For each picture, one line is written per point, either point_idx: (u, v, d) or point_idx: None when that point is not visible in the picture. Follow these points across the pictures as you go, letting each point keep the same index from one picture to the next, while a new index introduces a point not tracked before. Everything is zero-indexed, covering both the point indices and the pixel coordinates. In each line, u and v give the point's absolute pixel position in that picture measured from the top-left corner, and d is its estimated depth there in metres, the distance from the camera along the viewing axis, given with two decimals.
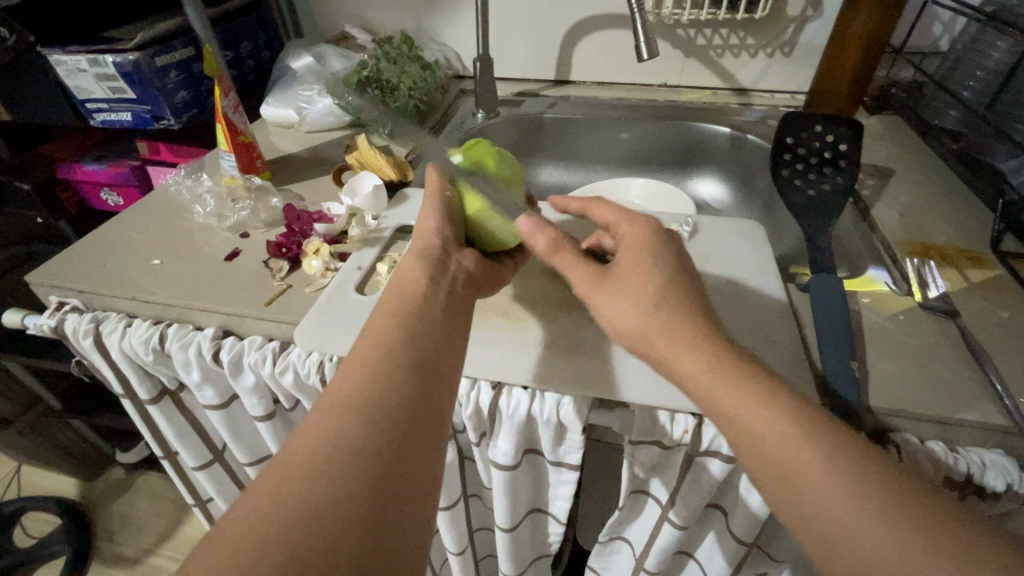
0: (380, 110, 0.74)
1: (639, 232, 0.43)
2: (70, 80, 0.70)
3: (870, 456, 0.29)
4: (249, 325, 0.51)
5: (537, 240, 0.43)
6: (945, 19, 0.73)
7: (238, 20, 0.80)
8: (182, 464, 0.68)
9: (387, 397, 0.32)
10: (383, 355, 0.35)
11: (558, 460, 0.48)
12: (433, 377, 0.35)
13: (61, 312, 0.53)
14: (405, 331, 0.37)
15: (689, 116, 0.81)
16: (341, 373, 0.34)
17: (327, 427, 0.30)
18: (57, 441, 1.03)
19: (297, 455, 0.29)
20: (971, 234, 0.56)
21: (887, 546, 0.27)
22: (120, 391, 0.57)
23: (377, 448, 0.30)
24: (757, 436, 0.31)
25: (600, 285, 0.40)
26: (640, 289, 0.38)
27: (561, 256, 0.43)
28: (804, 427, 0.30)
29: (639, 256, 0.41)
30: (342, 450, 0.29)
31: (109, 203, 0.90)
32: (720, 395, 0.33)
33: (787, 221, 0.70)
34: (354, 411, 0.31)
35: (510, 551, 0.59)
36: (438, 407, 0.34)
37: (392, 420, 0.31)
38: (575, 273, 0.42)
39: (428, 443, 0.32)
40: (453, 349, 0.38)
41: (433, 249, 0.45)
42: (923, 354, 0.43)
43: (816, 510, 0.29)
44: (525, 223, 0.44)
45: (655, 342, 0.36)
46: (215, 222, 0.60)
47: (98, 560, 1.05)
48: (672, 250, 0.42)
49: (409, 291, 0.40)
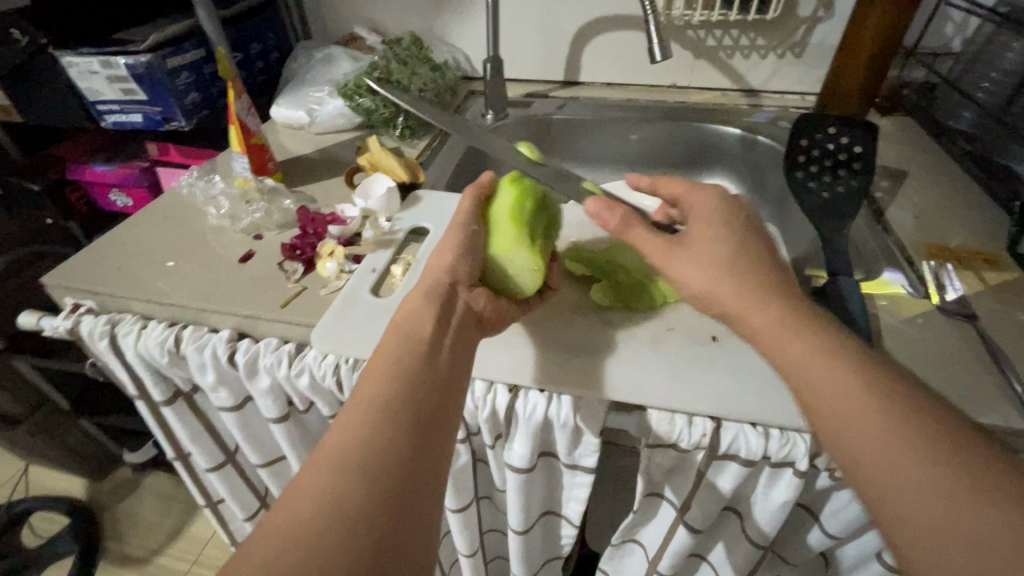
0: (391, 111, 0.74)
1: (703, 203, 0.42)
2: (83, 82, 0.71)
3: (944, 425, 0.29)
4: (264, 327, 0.50)
5: (609, 219, 0.42)
6: (958, 19, 0.72)
7: (248, 22, 0.80)
8: (193, 466, 0.68)
9: (386, 453, 0.31)
10: (382, 406, 0.33)
11: (573, 463, 0.48)
12: (434, 430, 0.33)
13: (76, 313, 0.53)
14: (406, 379, 0.35)
15: (700, 117, 0.81)
16: (338, 424, 0.32)
17: (324, 487, 0.29)
18: (66, 441, 1.03)
19: (293, 516, 0.27)
20: (988, 236, 0.56)
21: (960, 503, 0.26)
22: (134, 392, 0.58)
23: (373, 512, 0.28)
24: (831, 389, 0.31)
25: (673, 254, 0.40)
26: (710, 254, 0.38)
27: (633, 230, 0.41)
28: (886, 387, 0.31)
29: (705, 224, 0.40)
30: (337, 513, 0.28)
31: (117, 205, 0.90)
32: (798, 338, 0.34)
33: (799, 223, 0.69)
34: (352, 468, 0.29)
35: (523, 553, 0.59)
36: (435, 464, 0.32)
37: (390, 479, 0.30)
38: (645, 242, 0.41)
39: (437, 448, 0.33)
40: (460, 359, 0.39)
41: (439, 287, 0.42)
42: (942, 358, 0.43)
43: (887, 463, 0.29)
44: (592, 205, 0.42)
45: (726, 300, 0.37)
46: (229, 224, 0.60)
47: (106, 560, 1.05)
48: (741, 216, 0.41)
49: (413, 333, 0.39)
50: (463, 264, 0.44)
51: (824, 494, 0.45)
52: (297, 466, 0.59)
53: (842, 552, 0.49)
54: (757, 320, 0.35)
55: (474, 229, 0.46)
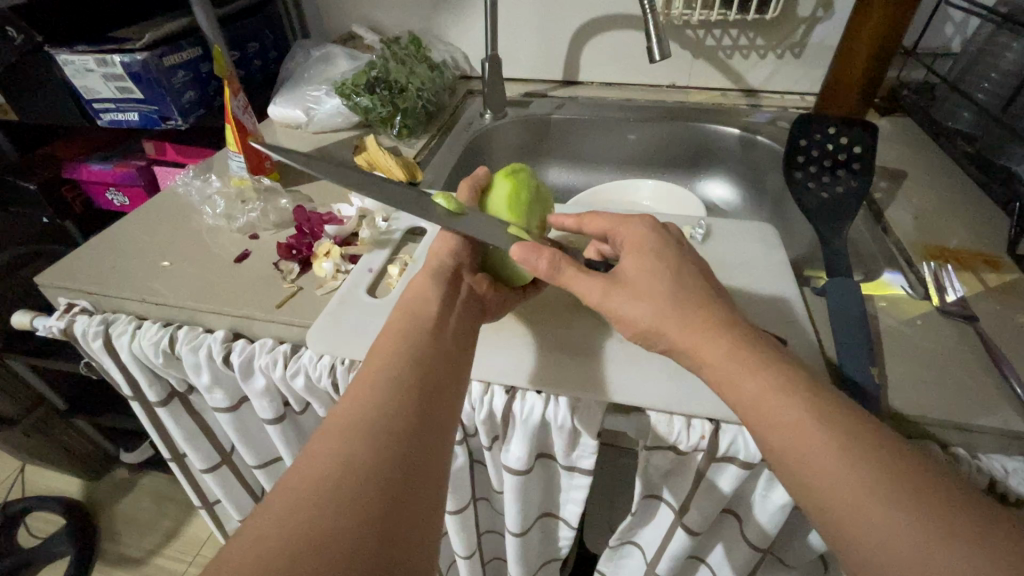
0: (389, 111, 0.73)
1: (633, 233, 0.43)
2: (78, 80, 0.70)
3: (895, 451, 0.30)
4: (260, 328, 0.50)
5: (538, 265, 0.40)
6: (958, 19, 0.72)
7: (244, 21, 0.79)
8: (189, 466, 0.68)
9: (396, 419, 0.32)
10: (391, 380, 0.34)
11: (571, 464, 0.48)
12: (439, 406, 0.34)
13: (70, 313, 0.53)
14: (414, 355, 0.36)
15: (699, 116, 0.81)
16: (348, 395, 0.33)
17: (336, 451, 0.29)
18: (62, 441, 1.03)
19: (306, 476, 0.28)
20: (988, 238, 0.55)
21: (910, 535, 0.27)
22: (128, 393, 0.57)
23: (383, 473, 0.29)
24: (784, 417, 0.31)
25: (613, 290, 0.39)
26: (652, 287, 0.38)
27: (567, 273, 0.40)
28: (839, 417, 0.31)
29: (638, 256, 0.40)
30: (349, 475, 0.28)
31: (114, 203, 0.89)
32: (751, 367, 0.34)
33: (798, 223, 0.69)
34: (363, 434, 0.30)
35: (521, 554, 0.59)
36: (440, 436, 0.33)
37: (399, 446, 0.31)
38: (585, 286, 0.40)
39: (438, 432, 0.33)
40: (461, 347, 0.39)
41: (446, 269, 0.44)
42: (942, 359, 0.43)
43: (841, 496, 0.29)
44: (518, 250, 0.40)
45: (672, 331, 0.37)
46: (224, 224, 0.59)
47: (102, 561, 1.05)
48: (672, 244, 0.42)
49: (419, 313, 0.40)
50: (463, 247, 0.46)
51: None
52: None
53: None
54: (709, 350, 0.35)
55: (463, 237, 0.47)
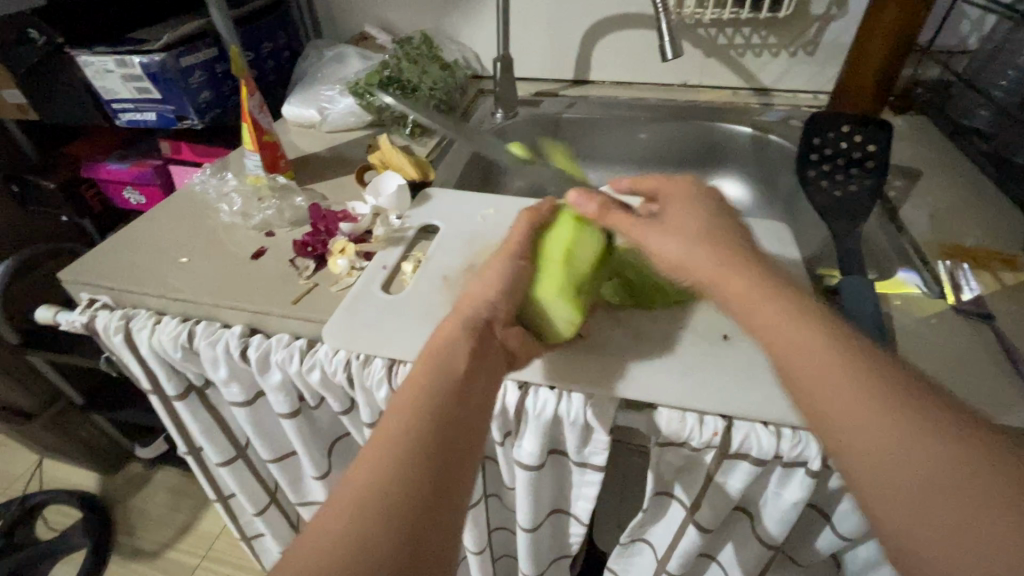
0: (401, 110, 0.74)
1: (680, 185, 0.44)
2: (98, 81, 0.71)
3: (947, 438, 0.27)
4: (276, 324, 0.51)
5: (587, 204, 0.45)
6: (974, 17, 0.71)
7: (259, 22, 0.80)
8: (205, 460, 0.69)
9: (410, 498, 0.29)
10: (414, 445, 0.31)
11: (582, 460, 0.48)
12: (458, 476, 0.32)
13: (92, 309, 0.54)
14: (436, 419, 0.33)
15: (710, 116, 0.81)
16: (366, 458, 0.31)
17: (344, 538, 0.27)
18: (78, 435, 1.05)
19: (315, 562, 0.27)
20: (1004, 237, 0.55)
21: (952, 528, 0.25)
22: (148, 387, 0.58)
23: (390, 566, 0.27)
24: (822, 399, 0.30)
25: (651, 228, 0.42)
26: (691, 228, 0.40)
27: (611, 213, 0.44)
28: (878, 401, 0.29)
29: (681, 206, 0.42)
30: (353, 568, 0.26)
31: (131, 202, 0.91)
32: (789, 344, 0.32)
33: (811, 222, 0.69)
34: (375, 517, 0.28)
35: (531, 551, 0.59)
36: (455, 516, 0.31)
37: (409, 527, 0.28)
38: (626, 224, 0.43)
39: (453, 505, 0.31)
40: (484, 402, 0.36)
41: (482, 315, 0.41)
42: (957, 357, 0.43)
43: (870, 470, 0.28)
44: (574, 195, 0.45)
45: None
46: (241, 221, 0.60)
47: (117, 554, 1.06)
48: (714, 199, 0.43)
49: (447, 363, 0.37)
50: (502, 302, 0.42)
51: (836, 495, 0.45)
52: (308, 462, 0.59)
53: (852, 554, 0.49)
54: None
55: (519, 263, 0.44)
